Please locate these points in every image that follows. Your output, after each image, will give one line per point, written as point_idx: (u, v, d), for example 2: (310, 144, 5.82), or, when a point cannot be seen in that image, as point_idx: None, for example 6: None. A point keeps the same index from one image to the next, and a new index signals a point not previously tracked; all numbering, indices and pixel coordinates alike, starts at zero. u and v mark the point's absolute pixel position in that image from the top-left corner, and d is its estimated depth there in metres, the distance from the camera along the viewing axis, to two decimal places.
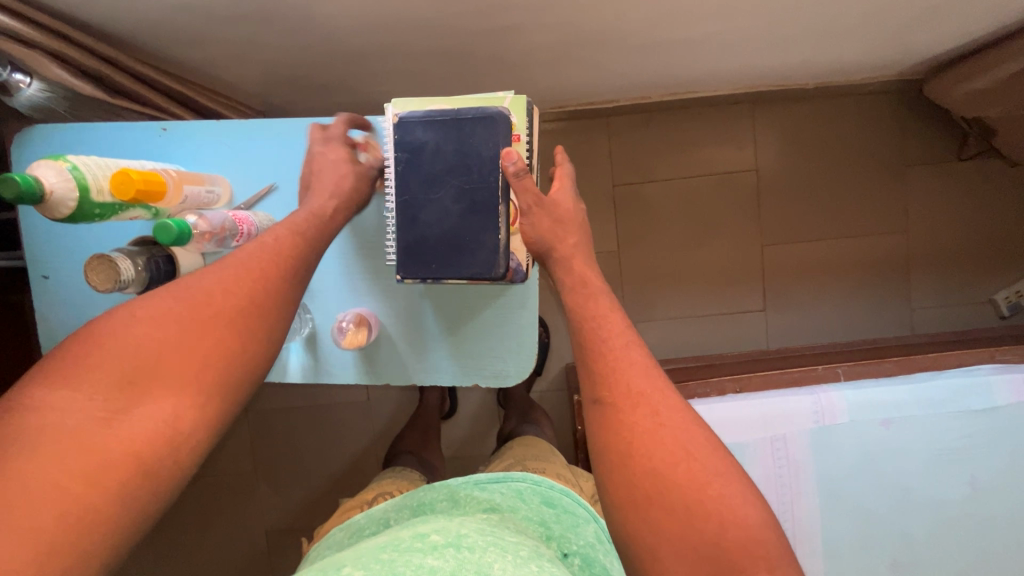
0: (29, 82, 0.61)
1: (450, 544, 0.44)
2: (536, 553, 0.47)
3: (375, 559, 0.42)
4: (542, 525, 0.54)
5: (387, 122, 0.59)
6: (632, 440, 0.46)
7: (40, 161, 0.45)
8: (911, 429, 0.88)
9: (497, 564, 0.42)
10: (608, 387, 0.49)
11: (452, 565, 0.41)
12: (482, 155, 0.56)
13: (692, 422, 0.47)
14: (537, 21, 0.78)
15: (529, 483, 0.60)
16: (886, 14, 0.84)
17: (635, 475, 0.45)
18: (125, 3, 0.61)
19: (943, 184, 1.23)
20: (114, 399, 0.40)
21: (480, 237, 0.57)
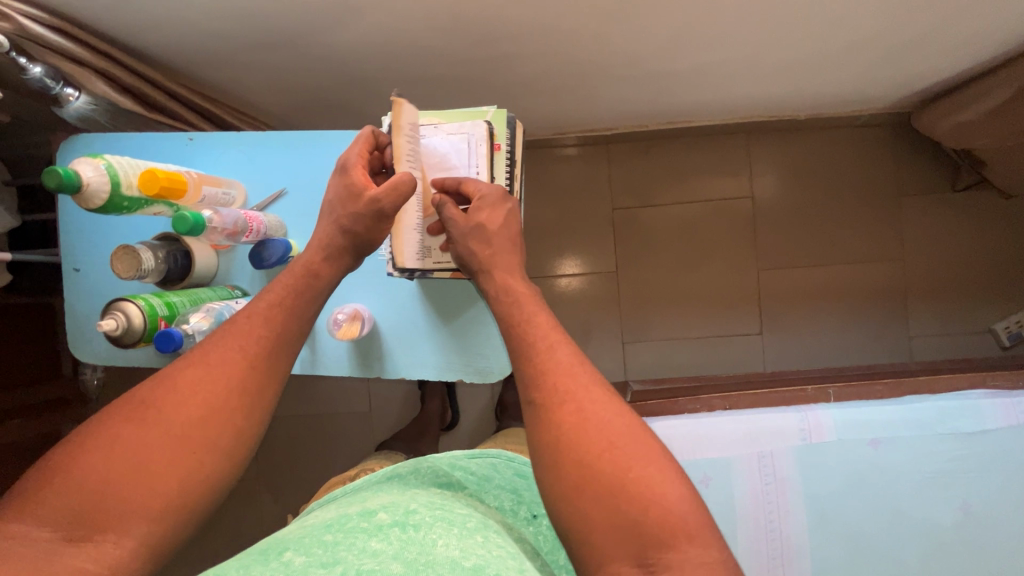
0: (77, 96, 0.69)
1: (395, 524, 0.50)
2: (483, 526, 0.54)
3: (319, 541, 0.48)
4: (512, 493, 0.67)
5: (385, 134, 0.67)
6: (560, 435, 0.46)
7: (81, 158, 0.52)
8: (898, 449, 0.88)
9: (442, 540, 0.48)
10: (537, 388, 0.49)
11: (394, 547, 0.47)
12: (466, 158, 0.64)
13: (617, 412, 0.47)
14: (533, 51, 0.85)
15: (503, 459, 0.72)
16: (864, 46, 0.89)
17: (564, 472, 0.45)
18: (166, 31, 0.70)
19: (939, 215, 1.25)
20: (129, 468, 0.43)
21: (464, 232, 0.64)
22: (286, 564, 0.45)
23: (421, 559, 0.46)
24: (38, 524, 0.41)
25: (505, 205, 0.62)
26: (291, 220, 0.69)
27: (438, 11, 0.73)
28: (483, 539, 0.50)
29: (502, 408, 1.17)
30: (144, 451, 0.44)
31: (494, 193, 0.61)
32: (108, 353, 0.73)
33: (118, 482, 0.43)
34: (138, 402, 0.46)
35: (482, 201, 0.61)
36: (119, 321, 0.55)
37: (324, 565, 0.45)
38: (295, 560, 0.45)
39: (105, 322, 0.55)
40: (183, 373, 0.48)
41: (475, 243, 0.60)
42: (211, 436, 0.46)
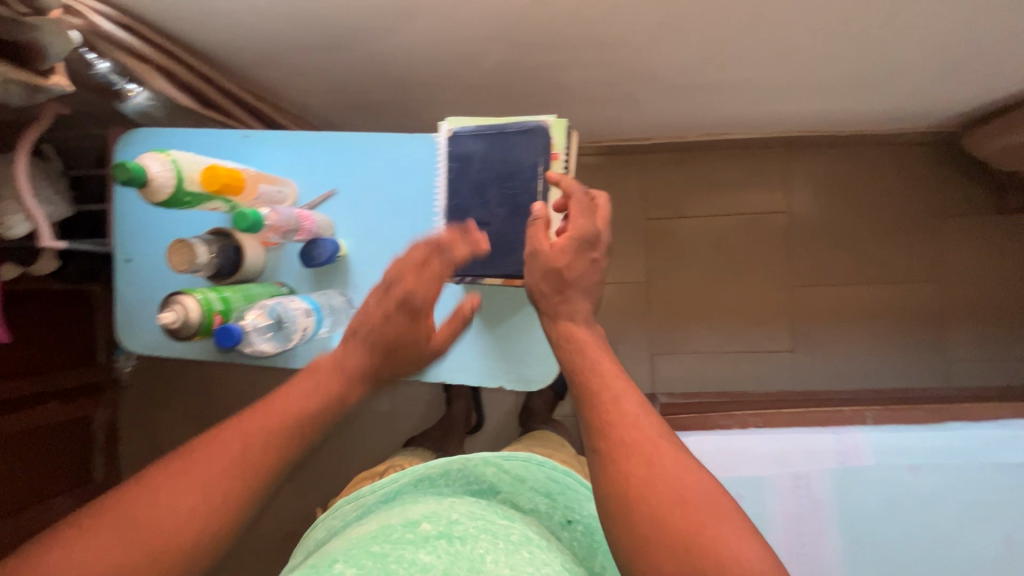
0: (139, 92, 0.70)
1: (441, 537, 0.53)
2: (522, 541, 0.57)
3: (368, 552, 0.50)
4: (547, 496, 0.69)
5: (442, 137, 0.67)
6: (628, 486, 0.46)
7: (149, 153, 0.53)
8: (941, 477, 0.86)
9: (489, 556, 0.51)
10: (604, 439, 0.49)
11: (443, 562, 0.49)
12: (524, 164, 0.64)
13: (689, 466, 0.47)
14: (581, 60, 0.85)
15: (533, 461, 0.72)
16: (917, 64, 0.87)
17: (633, 523, 0.45)
18: (227, 32, 0.72)
19: (984, 237, 1.21)
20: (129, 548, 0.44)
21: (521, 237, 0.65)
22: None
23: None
24: None
25: (590, 251, 0.60)
26: (339, 219, 0.70)
27: (492, 19, 0.73)
28: (528, 555, 0.53)
29: (527, 414, 1.17)
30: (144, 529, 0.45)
31: (580, 237, 0.59)
32: (153, 343, 0.74)
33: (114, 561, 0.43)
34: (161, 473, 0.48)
35: (564, 245, 0.60)
36: (177, 313, 0.56)
37: None
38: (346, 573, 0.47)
39: (165, 314, 0.56)
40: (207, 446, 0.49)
41: (547, 286, 0.60)
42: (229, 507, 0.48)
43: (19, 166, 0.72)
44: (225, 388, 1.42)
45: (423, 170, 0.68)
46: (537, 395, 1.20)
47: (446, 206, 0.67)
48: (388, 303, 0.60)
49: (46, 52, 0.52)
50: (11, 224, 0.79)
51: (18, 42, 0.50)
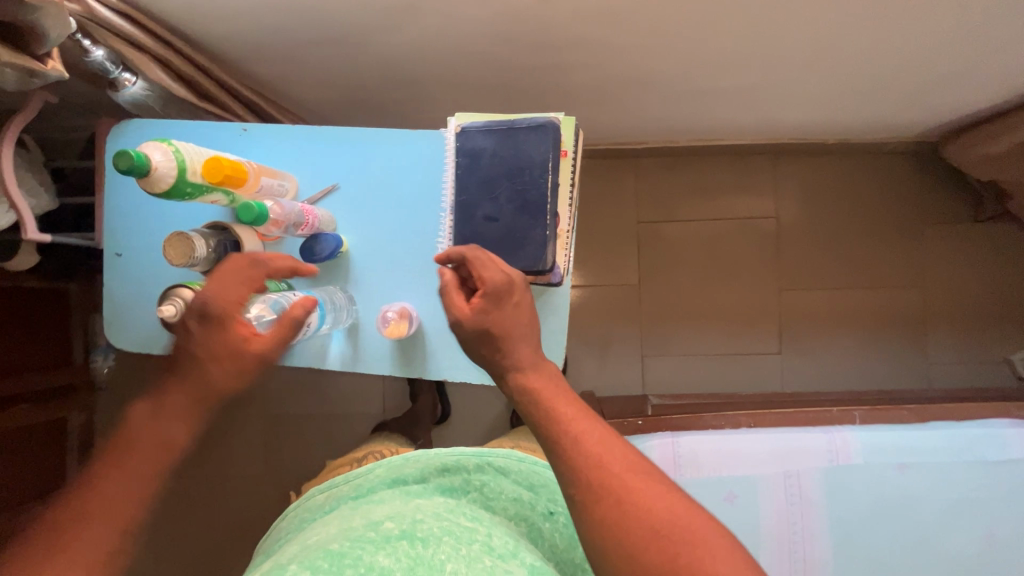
0: (135, 81, 0.69)
1: (402, 538, 0.56)
2: (487, 545, 0.58)
3: (327, 553, 0.53)
4: (528, 489, 0.74)
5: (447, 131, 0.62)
6: (605, 526, 0.46)
7: (150, 142, 0.52)
8: (925, 476, 0.88)
9: (448, 559, 0.54)
10: (575, 481, 0.48)
11: (402, 564, 0.52)
12: (534, 159, 0.59)
13: (660, 492, 0.47)
14: (579, 64, 0.86)
15: (511, 458, 0.78)
16: (902, 75, 0.91)
17: (613, 559, 0.45)
18: (225, 24, 0.71)
19: (962, 243, 1.26)
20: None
21: (529, 233, 0.59)
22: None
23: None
24: None
25: (509, 298, 0.57)
26: (342, 216, 0.69)
27: (494, 18, 0.74)
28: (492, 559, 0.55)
29: None
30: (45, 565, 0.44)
31: (494, 288, 0.56)
32: (145, 339, 0.73)
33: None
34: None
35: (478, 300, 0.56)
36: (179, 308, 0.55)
37: None
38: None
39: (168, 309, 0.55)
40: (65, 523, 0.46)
41: (488, 350, 0.56)
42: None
43: (3, 155, 0.69)
44: None
45: (430, 167, 0.67)
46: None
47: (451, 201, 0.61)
48: (187, 317, 0.55)
49: (43, 36, 0.50)
50: None
51: (16, 24, 0.49)
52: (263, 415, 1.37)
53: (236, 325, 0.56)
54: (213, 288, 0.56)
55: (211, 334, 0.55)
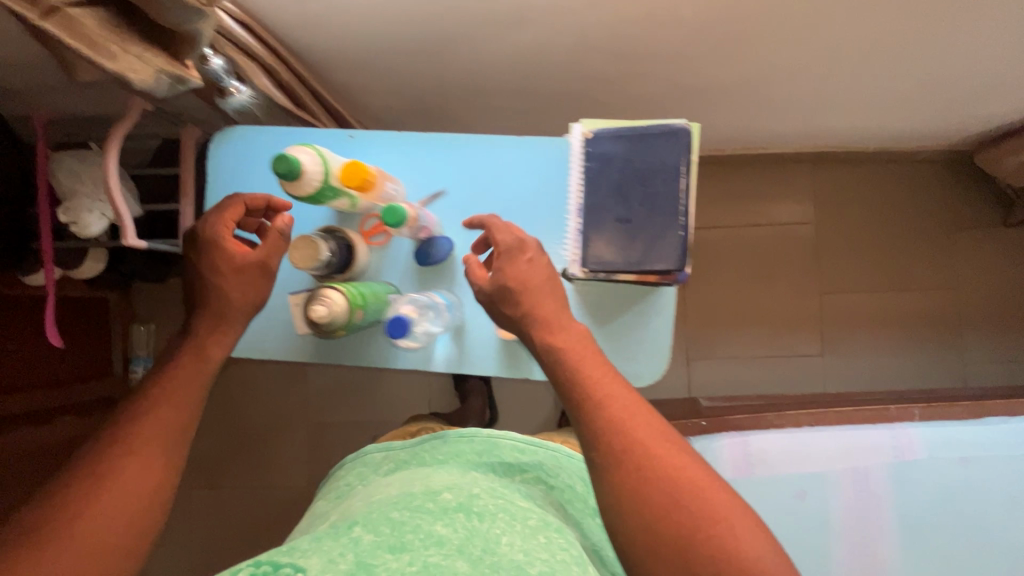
0: (241, 89, 0.70)
1: (459, 511, 0.60)
2: (543, 526, 0.62)
3: (387, 518, 0.58)
4: (576, 486, 0.77)
5: (571, 139, 0.62)
6: (630, 487, 0.48)
7: (299, 147, 0.54)
8: (987, 469, 0.91)
9: (505, 537, 0.58)
10: (603, 443, 0.50)
11: (459, 537, 0.56)
12: (665, 164, 0.57)
13: (686, 458, 0.50)
14: (650, 74, 0.89)
15: (564, 455, 0.81)
16: (951, 87, 0.95)
17: (639, 519, 0.47)
18: (324, 33, 0.73)
19: (991, 246, 1.31)
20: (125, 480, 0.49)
21: (661, 234, 0.57)
22: (355, 541, 0.55)
23: (487, 558, 0.54)
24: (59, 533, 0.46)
25: (523, 253, 0.59)
26: (449, 221, 0.69)
27: (581, 30, 0.76)
28: (544, 540, 0.59)
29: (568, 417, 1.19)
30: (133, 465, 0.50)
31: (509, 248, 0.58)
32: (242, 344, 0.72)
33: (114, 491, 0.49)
34: (89, 477, 0.49)
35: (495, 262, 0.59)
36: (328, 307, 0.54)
37: (392, 548, 0.54)
38: (363, 538, 0.55)
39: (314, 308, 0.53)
40: (130, 435, 0.51)
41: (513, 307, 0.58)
42: (167, 496, 0.51)
43: (108, 159, 0.70)
44: (250, 399, 1.37)
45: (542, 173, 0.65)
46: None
47: (581, 205, 0.60)
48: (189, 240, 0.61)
49: (196, 38, 0.49)
50: (87, 222, 0.77)
51: (176, 30, 0.48)
52: (307, 423, 1.36)
53: (231, 244, 0.60)
54: (209, 214, 0.61)
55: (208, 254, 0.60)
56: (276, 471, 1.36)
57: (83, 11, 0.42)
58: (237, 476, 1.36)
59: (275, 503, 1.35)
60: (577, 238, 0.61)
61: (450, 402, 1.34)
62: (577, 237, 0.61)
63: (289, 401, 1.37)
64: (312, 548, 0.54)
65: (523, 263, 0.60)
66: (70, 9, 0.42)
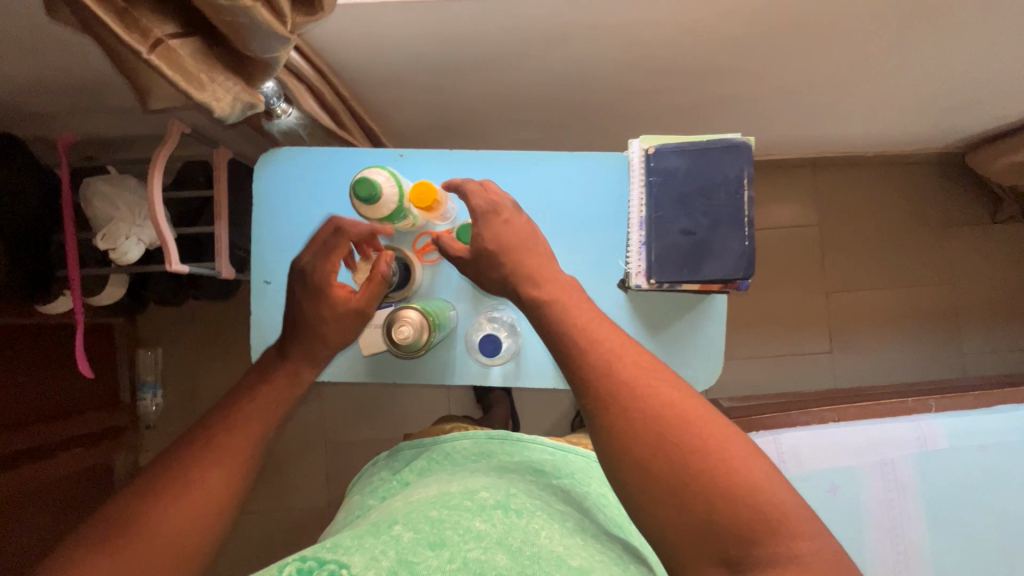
0: (289, 111, 0.71)
1: (497, 508, 0.60)
2: (578, 528, 0.63)
3: (426, 517, 0.57)
4: (609, 490, 0.77)
5: (630, 155, 0.64)
6: (635, 427, 0.48)
7: (372, 169, 0.54)
8: (1003, 455, 0.96)
9: (543, 532, 0.58)
10: (606, 386, 0.51)
11: (498, 532, 0.56)
12: (728, 178, 0.59)
13: (690, 398, 0.49)
14: (675, 89, 0.91)
15: (593, 460, 0.81)
16: (952, 95, 1.01)
17: (643, 458, 0.47)
18: (368, 55, 0.74)
19: (982, 242, 1.39)
20: (181, 505, 0.51)
21: (726, 244, 0.59)
22: (396, 539, 0.54)
23: (526, 550, 0.55)
24: (121, 546, 0.48)
25: (497, 216, 0.61)
26: None
27: (616, 50, 0.79)
28: (582, 542, 0.59)
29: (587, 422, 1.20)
30: (194, 490, 0.52)
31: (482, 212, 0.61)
32: None
33: (170, 512, 0.51)
34: (161, 478, 0.53)
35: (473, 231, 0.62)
36: (410, 326, 0.56)
37: (432, 545, 0.53)
38: (404, 535, 0.54)
39: (399, 328, 0.56)
40: (199, 451, 0.55)
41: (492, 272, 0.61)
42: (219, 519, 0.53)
43: (153, 184, 0.69)
44: None
45: (593, 187, 0.69)
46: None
47: (645, 219, 0.61)
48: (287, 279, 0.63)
49: (273, 66, 0.47)
50: (125, 248, 0.75)
51: (256, 60, 0.46)
52: (326, 443, 1.34)
53: (334, 290, 0.63)
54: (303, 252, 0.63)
55: (309, 296, 0.63)
56: (295, 493, 1.33)
57: (181, 42, 0.43)
58: (255, 501, 1.33)
59: (296, 527, 1.32)
60: (641, 250, 0.62)
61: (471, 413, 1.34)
62: (641, 249, 0.62)
63: (308, 422, 1.34)
64: (356, 545, 0.53)
65: (501, 224, 0.62)
66: (171, 40, 0.42)
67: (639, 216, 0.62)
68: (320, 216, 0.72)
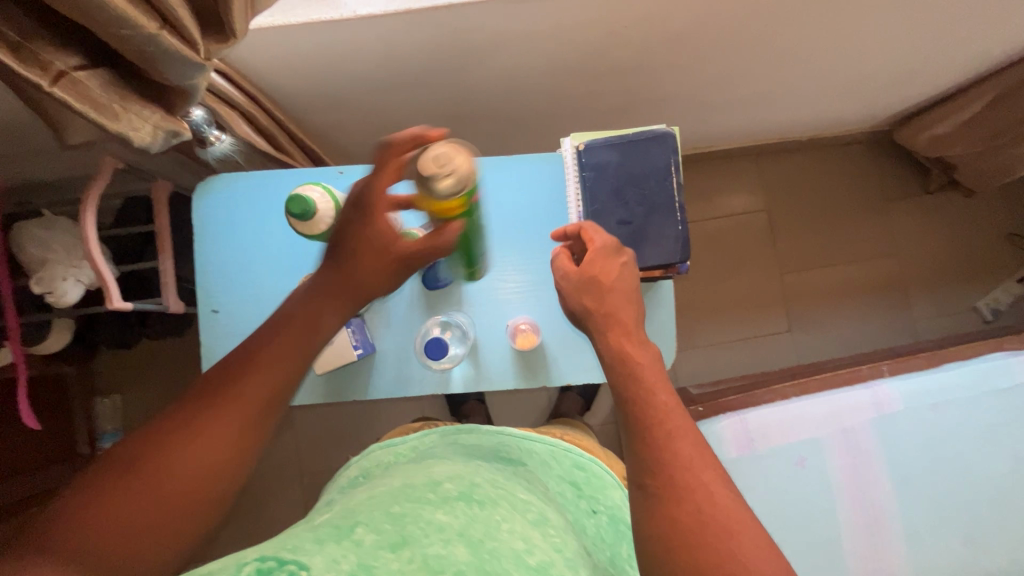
0: (222, 138, 0.69)
1: (460, 499, 0.58)
2: (542, 519, 0.61)
3: (387, 514, 0.52)
4: (575, 484, 0.76)
5: (563, 154, 0.66)
6: (652, 416, 0.50)
7: (303, 189, 0.56)
8: (955, 411, 1.01)
9: (505, 525, 0.56)
10: (634, 381, 0.52)
11: (460, 524, 0.53)
12: (658, 168, 0.62)
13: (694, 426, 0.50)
14: (611, 89, 0.94)
15: (560, 448, 0.80)
16: (872, 78, 1.07)
17: (655, 448, 0.48)
18: (302, 78, 0.74)
19: (920, 214, 1.46)
20: (178, 455, 0.45)
21: (661, 231, 0.61)
22: (357, 541, 0.47)
23: (487, 544, 0.52)
24: (120, 486, 0.43)
25: (618, 256, 0.60)
26: None
27: (546, 57, 0.81)
28: (542, 534, 0.58)
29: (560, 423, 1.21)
30: (195, 444, 0.46)
31: (612, 245, 0.58)
32: None
33: (174, 466, 0.45)
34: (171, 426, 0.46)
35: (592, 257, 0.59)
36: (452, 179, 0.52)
37: (393, 544, 0.48)
38: (365, 537, 0.48)
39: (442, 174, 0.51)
40: (209, 395, 0.48)
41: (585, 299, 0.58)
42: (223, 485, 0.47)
43: (86, 222, 0.67)
44: None
45: (535, 189, 0.71)
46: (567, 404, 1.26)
47: (583, 213, 0.63)
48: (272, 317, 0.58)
49: (192, 92, 0.47)
50: (62, 290, 0.73)
51: (173, 87, 0.47)
52: (302, 474, 1.31)
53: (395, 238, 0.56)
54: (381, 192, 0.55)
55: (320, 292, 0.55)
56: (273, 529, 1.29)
57: (88, 74, 0.42)
58: (233, 541, 1.28)
59: None
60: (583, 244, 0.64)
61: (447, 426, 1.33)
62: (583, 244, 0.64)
63: (281, 454, 1.31)
64: (313, 547, 0.45)
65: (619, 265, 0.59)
66: (76, 72, 0.41)
67: (577, 211, 0.65)
68: (265, 239, 0.71)
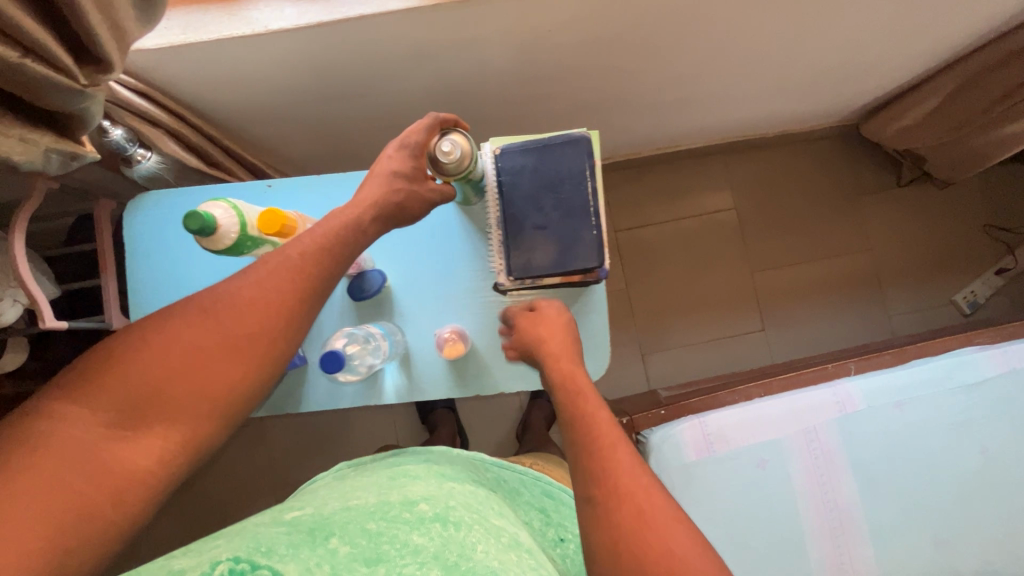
0: (149, 156, 0.72)
1: (435, 520, 0.56)
2: (516, 541, 0.59)
3: (363, 530, 0.53)
4: (542, 511, 0.74)
5: (485, 157, 0.67)
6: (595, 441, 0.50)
7: (209, 203, 0.55)
8: (921, 408, 0.99)
9: (479, 546, 0.54)
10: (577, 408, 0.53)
11: (434, 545, 0.53)
12: (573, 171, 0.62)
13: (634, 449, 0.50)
14: (556, 92, 0.93)
15: (530, 475, 0.79)
16: (828, 73, 1.06)
17: (595, 472, 0.48)
18: (233, 92, 0.74)
19: (893, 207, 1.44)
20: (242, 301, 0.53)
21: (577, 235, 0.62)
22: (332, 552, 0.49)
23: (461, 565, 0.51)
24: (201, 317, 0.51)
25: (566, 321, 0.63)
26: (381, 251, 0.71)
27: (480, 63, 0.81)
28: (518, 555, 0.55)
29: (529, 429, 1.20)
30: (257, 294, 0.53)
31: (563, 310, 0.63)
32: None
33: (236, 310, 0.52)
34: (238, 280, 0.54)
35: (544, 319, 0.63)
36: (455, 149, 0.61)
37: (367, 561, 0.49)
38: (340, 550, 0.50)
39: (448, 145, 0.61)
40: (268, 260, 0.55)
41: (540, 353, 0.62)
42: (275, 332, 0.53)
43: (18, 245, 0.68)
44: (209, 473, 1.30)
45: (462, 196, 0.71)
46: (536, 410, 1.25)
47: (500, 218, 0.64)
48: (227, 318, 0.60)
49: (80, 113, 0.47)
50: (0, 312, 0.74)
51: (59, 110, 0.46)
52: (274, 486, 1.30)
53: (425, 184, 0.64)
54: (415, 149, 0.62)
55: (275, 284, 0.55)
56: None
57: None
58: None
59: None
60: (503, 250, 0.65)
61: (418, 435, 1.32)
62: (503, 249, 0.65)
63: (252, 466, 1.31)
64: (293, 551, 0.48)
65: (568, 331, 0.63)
66: None
67: (496, 217, 0.65)
68: (197, 255, 0.72)
